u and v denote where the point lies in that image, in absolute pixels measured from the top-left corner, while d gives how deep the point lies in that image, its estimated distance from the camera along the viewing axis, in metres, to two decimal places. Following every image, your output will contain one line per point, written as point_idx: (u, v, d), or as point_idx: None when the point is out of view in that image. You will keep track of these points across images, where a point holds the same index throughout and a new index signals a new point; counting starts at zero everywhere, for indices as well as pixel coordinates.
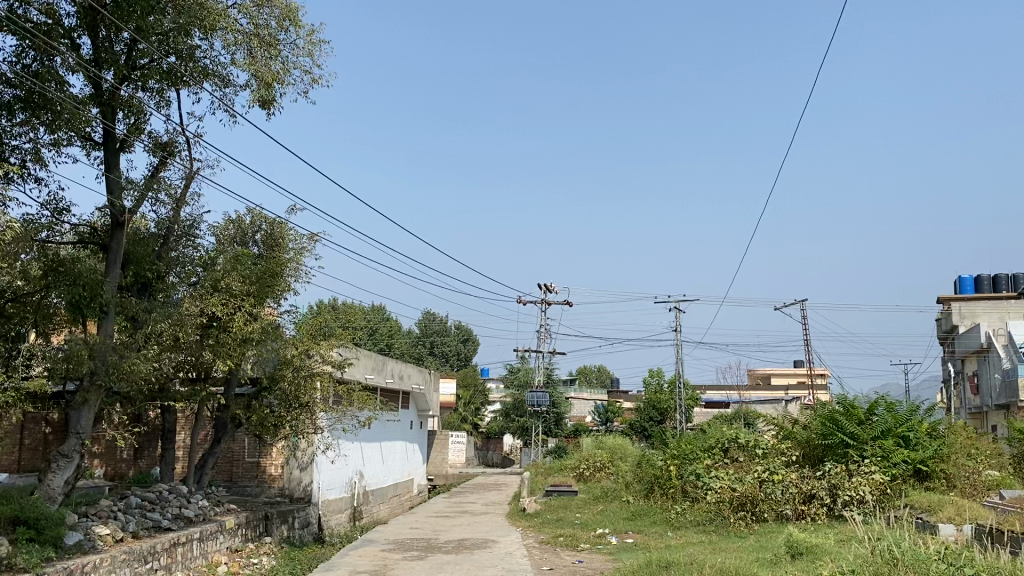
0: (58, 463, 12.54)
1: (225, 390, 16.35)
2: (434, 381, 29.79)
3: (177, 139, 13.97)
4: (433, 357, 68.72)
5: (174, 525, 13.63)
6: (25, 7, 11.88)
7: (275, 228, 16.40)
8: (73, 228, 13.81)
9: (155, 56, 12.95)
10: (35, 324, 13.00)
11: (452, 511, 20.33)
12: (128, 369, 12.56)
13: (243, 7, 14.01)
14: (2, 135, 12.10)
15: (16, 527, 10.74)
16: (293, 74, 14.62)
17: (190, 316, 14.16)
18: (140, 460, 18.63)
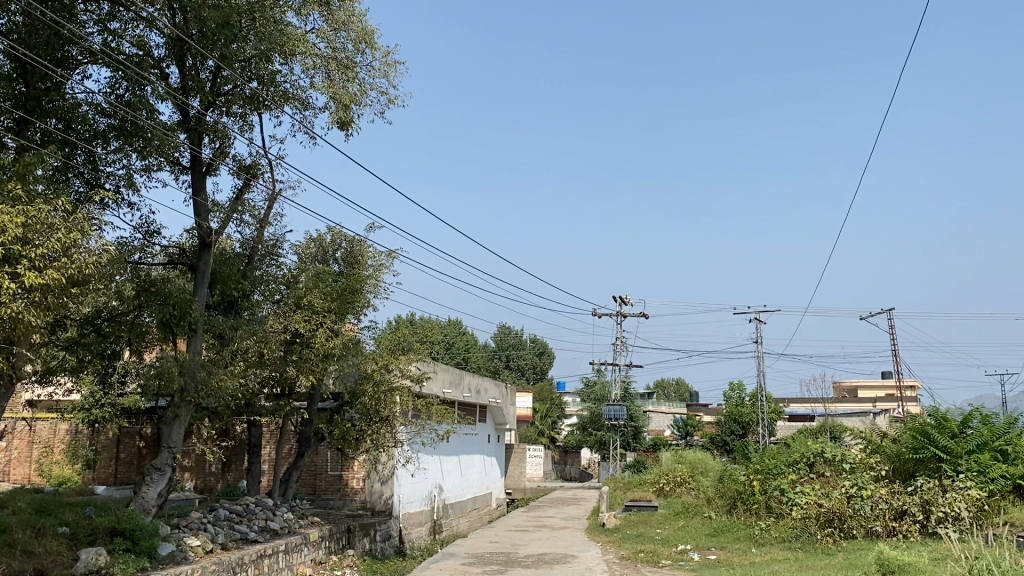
0: (152, 476, 13.04)
1: (308, 404, 16.68)
2: (511, 395, 29.86)
3: (261, 161, 14.42)
4: (509, 370, 68.94)
5: (260, 537, 13.98)
6: (119, 40, 12.47)
7: (354, 246, 16.73)
8: (164, 249, 14.35)
9: (239, 82, 13.41)
10: (129, 342, 13.59)
11: (531, 525, 20.31)
12: (216, 385, 13.03)
13: (321, 32, 14.44)
14: (98, 162, 12.71)
15: (114, 537, 11.30)
16: (369, 95, 14.97)
17: (274, 333, 14.65)
18: (228, 473, 19.17)
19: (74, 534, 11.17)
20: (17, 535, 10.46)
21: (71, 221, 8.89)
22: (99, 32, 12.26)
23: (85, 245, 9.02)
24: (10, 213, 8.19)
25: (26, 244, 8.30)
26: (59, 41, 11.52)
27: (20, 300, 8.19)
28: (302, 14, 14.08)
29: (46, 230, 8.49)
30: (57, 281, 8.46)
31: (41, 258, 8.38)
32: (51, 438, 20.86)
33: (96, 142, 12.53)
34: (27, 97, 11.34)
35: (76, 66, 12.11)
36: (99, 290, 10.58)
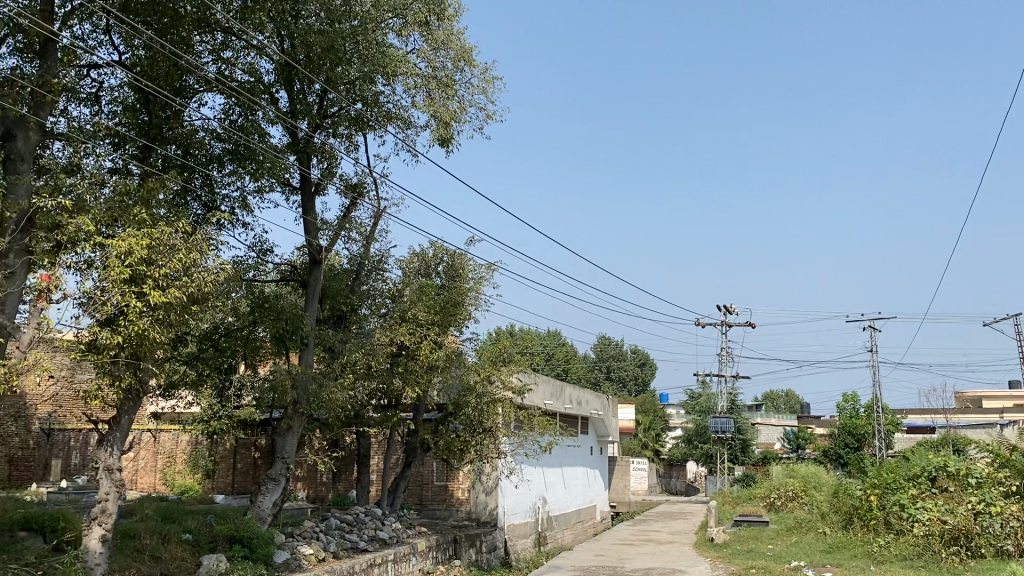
0: (267, 486, 13.49)
1: (414, 415, 16.95)
2: (613, 407, 29.63)
3: (366, 180, 14.83)
4: (610, 382, 68.39)
5: (370, 547, 14.28)
6: (231, 68, 13.09)
7: (456, 259, 16.96)
8: (276, 267, 14.92)
9: (344, 104, 13.84)
10: (244, 356, 14.20)
11: (638, 539, 20.07)
12: (326, 397, 13.41)
13: (421, 52, 14.75)
14: (215, 185, 13.36)
15: (233, 545, 11.77)
16: (469, 112, 15.21)
17: (381, 346, 14.99)
18: (338, 483, 19.66)
19: (196, 541, 11.74)
20: (145, 540, 11.06)
21: (191, 242, 9.34)
22: (213, 62, 12.89)
23: (204, 264, 9.45)
24: (136, 235, 8.70)
25: (150, 265, 8.78)
26: (177, 72, 12.15)
27: (145, 318, 8.66)
28: (402, 34, 14.42)
29: (168, 252, 8.96)
30: (178, 299, 8.88)
31: (164, 278, 8.84)
32: (174, 449, 21.90)
33: (211, 166, 13.16)
34: (149, 126, 12.00)
35: (193, 94, 12.74)
36: (218, 307, 11.02)
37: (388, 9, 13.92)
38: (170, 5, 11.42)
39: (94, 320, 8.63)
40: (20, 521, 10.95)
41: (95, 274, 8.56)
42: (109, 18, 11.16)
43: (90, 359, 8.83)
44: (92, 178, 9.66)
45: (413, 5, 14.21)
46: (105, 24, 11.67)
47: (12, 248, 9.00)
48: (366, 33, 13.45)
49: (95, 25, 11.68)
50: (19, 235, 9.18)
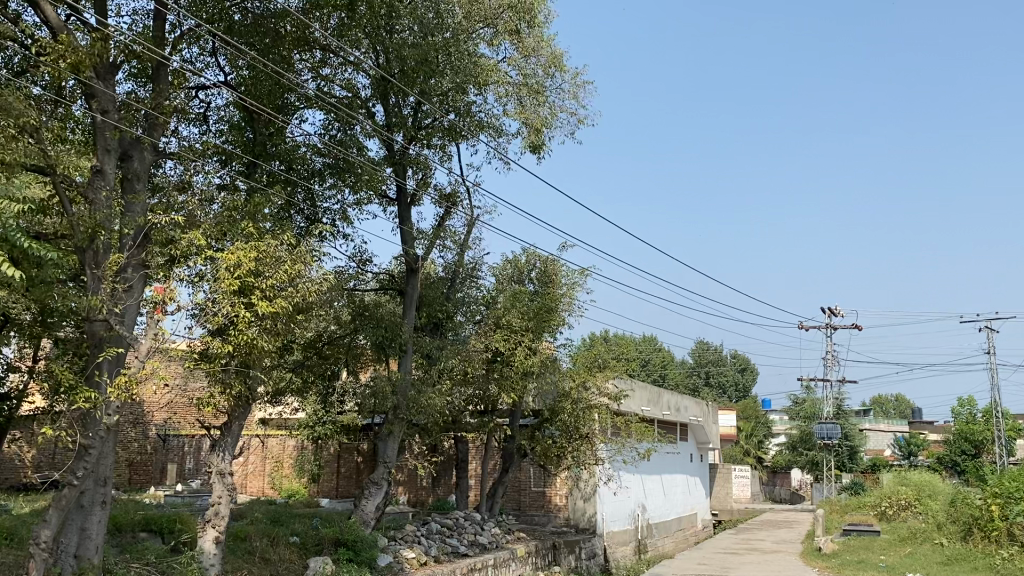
0: (370, 489, 13.75)
1: (510, 421, 16.97)
2: (713, 413, 29.05)
3: (460, 189, 15.03)
4: (709, 387, 67.09)
5: (470, 551, 14.42)
6: (330, 84, 13.51)
7: (549, 265, 16.89)
8: (376, 276, 15.27)
9: (438, 115, 14.05)
10: (347, 363, 14.62)
11: (742, 548, 19.61)
12: (425, 403, 13.62)
13: (512, 60, 14.87)
14: (317, 198, 13.78)
15: (339, 548, 12.09)
16: (559, 117, 15.22)
17: (476, 351, 15.42)
18: (438, 488, 19.92)
19: (303, 543, 12.13)
20: (256, 543, 11.48)
21: (295, 253, 9.66)
22: (312, 79, 13.35)
23: (308, 275, 9.75)
24: (244, 248, 9.04)
25: (258, 276, 9.11)
26: (279, 89, 12.59)
27: (253, 327, 8.99)
28: (494, 44, 14.61)
29: (275, 263, 9.28)
30: (284, 308, 9.18)
31: (271, 289, 9.17)
32: (281, 453, 22.63)
33: (313, 180, 13.59)
34: (254, 143, 12.47)
35: (294, 111, 13.19)
36: (320, 316, 11.32)
37: (479, 20, 14.32)
38: (271, 26, 11.99)
39: (206, 330, 9.04)
40: (141, 523, 11.57)
41: (207, 286, 8.95)
42: (215, 40, 11.77)
43: (202, 368, 9.21)
44: (202, 195, 10.13)
45: (504, 14, 14.46)
46: (212, 47, 12.19)
47: (130, 263, 9.45)
48: (459, 44, 13.57)
49: (203, 49, 12.22)
50: (136, 251, 9.64)
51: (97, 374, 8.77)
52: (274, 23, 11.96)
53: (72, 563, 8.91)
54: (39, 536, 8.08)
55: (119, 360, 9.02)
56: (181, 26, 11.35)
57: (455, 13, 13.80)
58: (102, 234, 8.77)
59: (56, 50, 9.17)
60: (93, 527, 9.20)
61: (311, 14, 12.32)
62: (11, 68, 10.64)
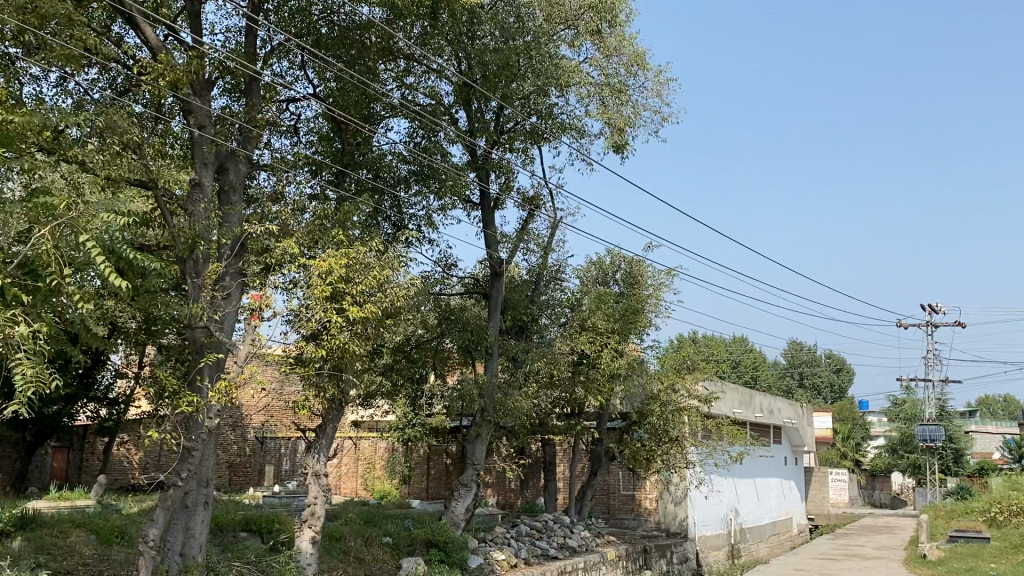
0: (460, 491, 13.88)
1: (598, 424, 16.88)
2: (808, 415, 28.26)
3: (542, 192, 15.06)
4: (803, 389, 65.27)
5: (560, 554, 14.39)
6: (414, 93, 13.75)
7: (634, 266, 16.75)
8: (461, 280, 15.46)
9: (520, 118, 14.08)
10: (435, 366, 14.77)
11: (840, 554, 18.99)
12: (512, 405, 13.70)
13: (594, 61, 14.79)
14: (403, 205, 14.01)
15: (430, 549, 12.25)
16: (643, 116, 15.06)
17: (562, 354, 15.32)
18: (526, 490, 19.98)
19: (396, 543, 12.36)
20: (350, 542, 11.76)
21: (383, 259, 9.85)
22: (397, 88, 13.61)
23: (396, 280, 9.93)
24: (335, 255, 9.26)
25: (349, 282, 9.32)
26: (366, 100, 12.82)
27: (345, 332, 9.21)
28: (575, 45, 14.58)
29: (364, 269, 9.49)
30: (374, 313, 9.35)
31: (362, 294, 9.37)
32: (373, 455, 23.12)
33: (399, 187, 13.80)
34: (342, 153, 12.78)
35: (380, 120, 13.41)
36: (409, 321, 11.50)
37: (560, 22, 14.37)
38: (356, 38, 12.29)
39: (300, 335, 9.30)
40: (242, 522, 11.99)
41: (300, 293, 9.22)
42: (304, 53, 12.08)
43: (297, 372, 9.50)
44: (294, 205, 10.44)
45: (584, 15, 14.45)
46: (301, 60, 12.55)
47: (228, 271, 9.80)
48: (540, 47, 13.59)
49: (292, 62, 12.57)
50: (234, 259, 9.98)
51: (199, 379, 9.12)
52: (359, 35, 12.24)
53: (177, 561, 9.29)
54: (147, 535, 8.45)
55: (219, 365, 9.37)
56: (271, 41, 11.74)
57: (536, 17, 13.86)
58: (201, 244, 9.14)
59: (156, 70, 9.63)
60: (197, 527, 9.55)
61: (395, 24, 12.55)
62: (115, 88, 11.18)
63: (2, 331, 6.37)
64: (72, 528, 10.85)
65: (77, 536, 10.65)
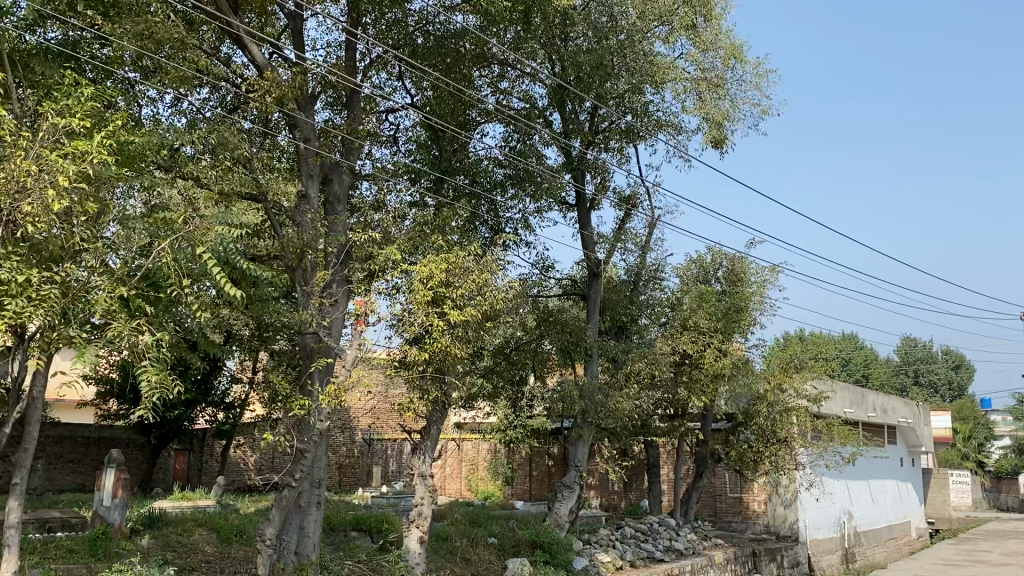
0: (563, 493, 13.89)
1: (702, 425, 16.58)
2: (925, 415, 27.01)
3: (639, 191, 14.93)
4: (919, 387, 62.37)
5: (666, 557, 14.19)
6: (509, 97, 13.87)
7: (736, 264, 16.38)
8: (559, 282, 15.52)
9: (615, 118, 14.01)
10: (534, 368, 14.82)
11: (965, 560, 18.04)
12: (614, 407, 13.66)
13: (690, 56, 14.57)
14: (500, 209, 14.14)
15: (535, 550, 12.29)
16: (742, 109, 14.72)
17: (664, 355, 15.02)
18: (630, 492, 19.81)
19: (501, 545, 12.48)
20: (457, 543, 11.94)
21: (482, 263, 9.95)
22: (492, 93, 13.76)
23: (495, 284, 10.01)
24: (436, 261, 9.42)
25: (449, 287, 9.47)
26: (462, 107, 12.99)
27: (447, 335, 9.34)
28: (670, 41, 14.35)
29: (463, 273, 9.63)
30: (474, 316, 9.47)
31: (461, 298, 9.51)
32: (476, 456, 23.43)
33: (495, 191, 13.95)
34: (440, 159, 13.01)
35: (476, 127, 13.60)
36: (508, 324, 11.59)
37: (654, 18, 14.00)
38: (451, 46, 12.51)
39: (403, 339, 9.48)
40: (352, 522, 12.35)
41: (403, 297, 9.41)
42: (401, 64, 12.33)
43: (402, 374, 9.69)
44: (395, 213, 10.68)
45: (679, 10, 14.19)
46: (398, 71, 12.83)
47: (335, 279, 10.11)
48: (635, 45, 13.55)
49: (390, 73, 12.87)
50: (340, 267, 10.29)
51: (310, 383, 9.45)
52: (454, 42, 12.47)
53: (293, 559, 9.64)
54: (264, 534, 8.79)
55: (328, 370, 9.66)
56: (369, 54, 12.08)
57: (629, 15, 13.74)
58: (309, 253, 9.58)
59: (262, 87, 10.04)
60: (310, 527, 9.88)
61: (488, 30, 12.76)
62: (225, 106, 11.68)
63: (129, 340, 6.72)
64: (194, 527, 11.40)
65: (199, 534, 11.19)
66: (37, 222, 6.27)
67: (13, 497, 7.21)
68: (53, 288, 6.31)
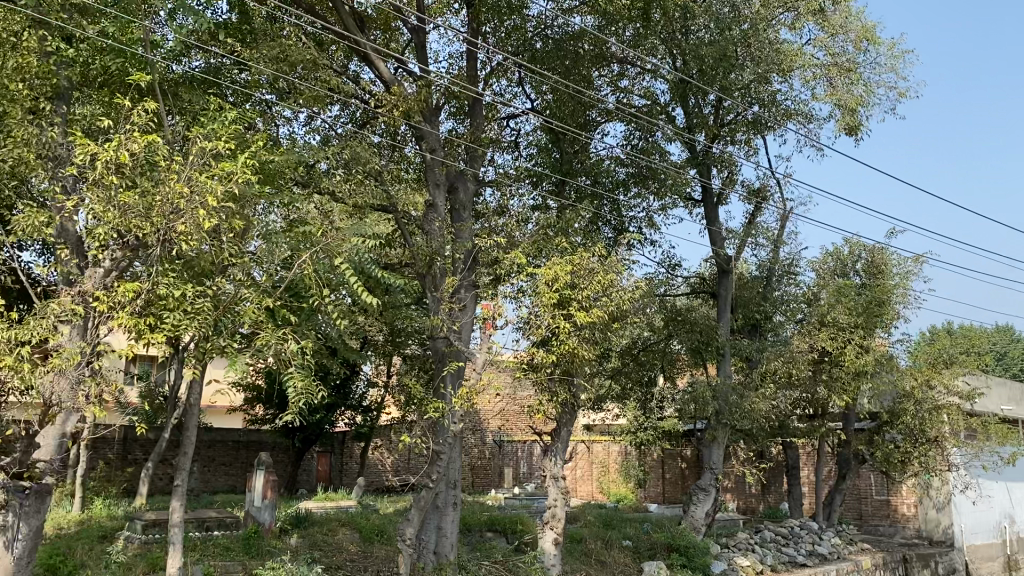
0: (698, 496, 13.62)
1: (844, 424, 15.92)
2: None
3: (769, 183, 14.48)
4: None
5: (809, 561, 13.69)
6: (630, 95, 13.76)
7: (876, 255, 15.63)
8: (686, 280, 15.28)
9: (741, 109, 13.64)
10: (663, 369, 14.63)
11: None
12: (749, 407, 13.26)
13: (818, 41, 14.02)
14: (624, 209, 14.03)
15: (672, 553, 12.12)
16: (877, 94, 14.02)
17: (801, 353, 14.48)
18: (768, 495, 19.25)
19: (636, 547, 12.37)
20: (591, 545, 11.95)
21: (609, 264, 9.89)
22: (612, 92, 13.69)
23: (621, 284, 9.92)
24: (560, 263, 9.41)
25: (575, 288, 9.46)
26: (582, 108, 12.96)
27: (574, 337, 9.33)
28: (796, 28, 13.90)
29: (588, 274, 9.59)
30: (601, 317, 9.43)
31: (588, 300, 9.48)
32: (607, 458, 23.33)
33: (617, 191, 13.77)
34: (562, 161, 13.02)
35: (597, 127, 13.49)
36: (637, 325, 11.48)
37: (778, 5, 13.62)
38: (570, 48, 12.49)
39: (531, 341, 9.54)
40: (487, 523, 12.58)
41: (528, 300, 9.48)
42: (521, 71, 12.56)
43: (530, 377, 9.71)
44: (519, 217, 10.80)
45: None
46: (518, 77, 12.94)
47: (463, 284, 10.34)
48: (759, 34, 13.08)
49: (511, 80, 13.00)
50: (468, 272, 10.50)
51: (442, 386, 9.69)
52: (573, 45, 12.44)
53: (432, 559, 9.88)
54: (404, 534, 9.03)
55: (460, 373, 9.87)
56: (490, 62, 12.27)
57: (753, 3, 13.35)
58: (437, 260, 9.80)
59: (390, 101, 10.36)
60: (448, 527, 10.09)
61: (607, 30, 12.71)
62: (355, 121, 12.10)
63: (275, 348, 7.08)
64: (338, 527, 11.88)
65: (343, 534, 11.64)
66: (190, 240, 6.70)
67: (175, 498, 7.71)
68: (205, 301, 6.75)
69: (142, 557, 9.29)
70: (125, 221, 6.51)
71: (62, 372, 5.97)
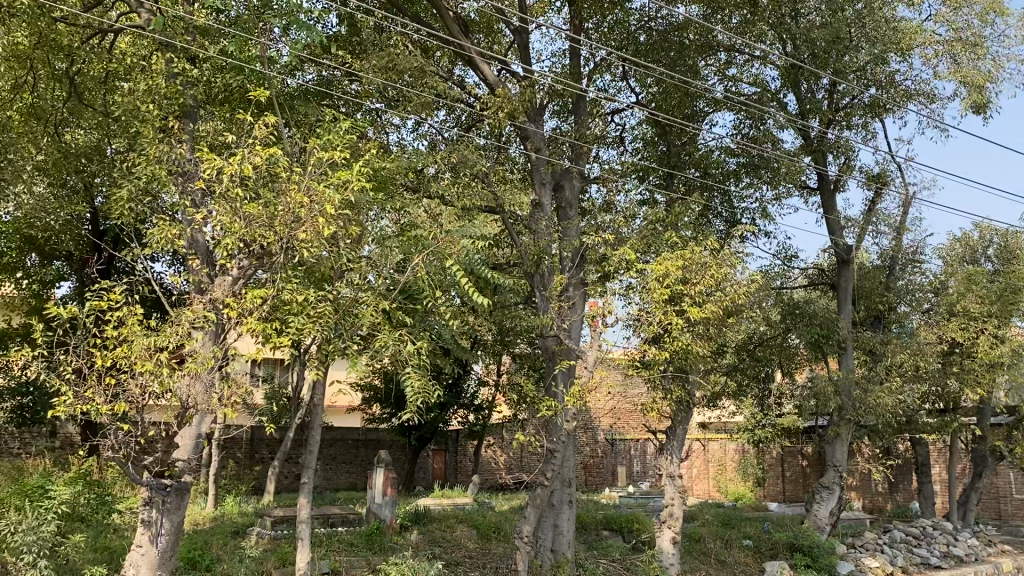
0: (822, 494, 13.16)
1: (978, 419, 15.12)
2: None
3: (889, 168, 13.86)
4: None
5: (944, 564, 13.01)
6: (738, 84, 13.44)
7: (1009, 239, 14.72)
8: (803, 271, 14.83)
9: (857, 92, 13.16)
10: (781, 363, 14.27)
11: None
12: (874, 402, 12.53)
13: (939, 17, 13.36)
14: (735, 200, 13.71)
15: (796, 553, 11.77)
16: (1007, 68, 13.21)
17: (930, 344, 13.79)
18: (897, 493, 18.46)
19: (758, 547, 12.05)
20: (710, 544, 11.75)
21: (721, 258, 9.71)
22: (720, 82, 13.42)
23: (735, 278, 9.72)
24: (671, 258, 9.21)
25: (687, 283, 9.27)
26: (689, 98, 12.71)
27: (687, 333, 9.18)
28: (915, 4, 13.23)
29: (701, 268, 9.39)
30: (715, 313, 9.24)
31: (700, 295, 9.28)
32: (724, 456, 22.89)
33: (728, 181, 13.57)
34: (669, 155, 12.77)
35: (704, 117, 13.24)
36: (752, 319, 11.21)
37: None
38: (675, 39, 12.29)
39: (642, 338, 9.44)
40: (604, 522, 12.56)
41: (638, 296, 9.38)
42: (625, 65, 12.37)
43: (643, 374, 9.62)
44: (628, 214, 10.74)
45: None
46: (622, 72, 12.85)
47: (572, 282, 10.32)
48: (874, 13, 12.50)
49: (615, 75, 12.93)
50: (576, 271, 10.48)
51: (555, 385, 9.75)
52: (677, 36, 12.27)
53: (549, 556, 9.91)
54: (521, 531, 9.09)
55: (572, 371, 9.87)
56: (594, 58, 12.22)
57: None
58: (546, 259, 9.89)
59: (495, 103, 10.43)
60: (564, 524, 10.11)
61: (713, 18, 12.43)
62: (461, 125, 12.29)
63: (393, 349, 7.23)
64: (456, 524, 12.08)
65: (461, 531, 11.83)
66: (309, 247, 6.93)
67: (303, 495, 8.01)
68: (326, 305, 6.98)
69: (272, 552, 9.71)
70: (250, 231, 6.82)
71: (197, 375, 6.29)
